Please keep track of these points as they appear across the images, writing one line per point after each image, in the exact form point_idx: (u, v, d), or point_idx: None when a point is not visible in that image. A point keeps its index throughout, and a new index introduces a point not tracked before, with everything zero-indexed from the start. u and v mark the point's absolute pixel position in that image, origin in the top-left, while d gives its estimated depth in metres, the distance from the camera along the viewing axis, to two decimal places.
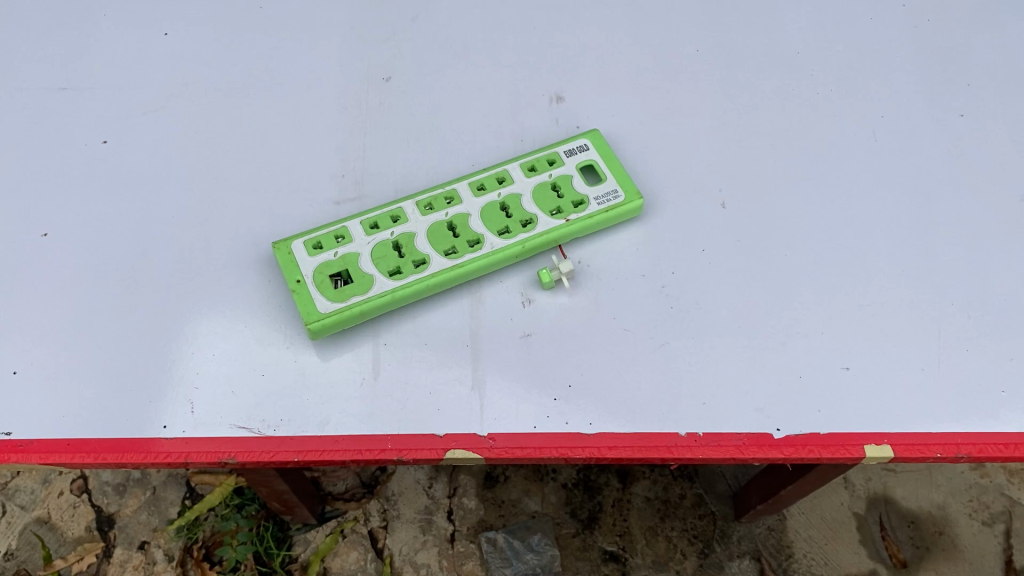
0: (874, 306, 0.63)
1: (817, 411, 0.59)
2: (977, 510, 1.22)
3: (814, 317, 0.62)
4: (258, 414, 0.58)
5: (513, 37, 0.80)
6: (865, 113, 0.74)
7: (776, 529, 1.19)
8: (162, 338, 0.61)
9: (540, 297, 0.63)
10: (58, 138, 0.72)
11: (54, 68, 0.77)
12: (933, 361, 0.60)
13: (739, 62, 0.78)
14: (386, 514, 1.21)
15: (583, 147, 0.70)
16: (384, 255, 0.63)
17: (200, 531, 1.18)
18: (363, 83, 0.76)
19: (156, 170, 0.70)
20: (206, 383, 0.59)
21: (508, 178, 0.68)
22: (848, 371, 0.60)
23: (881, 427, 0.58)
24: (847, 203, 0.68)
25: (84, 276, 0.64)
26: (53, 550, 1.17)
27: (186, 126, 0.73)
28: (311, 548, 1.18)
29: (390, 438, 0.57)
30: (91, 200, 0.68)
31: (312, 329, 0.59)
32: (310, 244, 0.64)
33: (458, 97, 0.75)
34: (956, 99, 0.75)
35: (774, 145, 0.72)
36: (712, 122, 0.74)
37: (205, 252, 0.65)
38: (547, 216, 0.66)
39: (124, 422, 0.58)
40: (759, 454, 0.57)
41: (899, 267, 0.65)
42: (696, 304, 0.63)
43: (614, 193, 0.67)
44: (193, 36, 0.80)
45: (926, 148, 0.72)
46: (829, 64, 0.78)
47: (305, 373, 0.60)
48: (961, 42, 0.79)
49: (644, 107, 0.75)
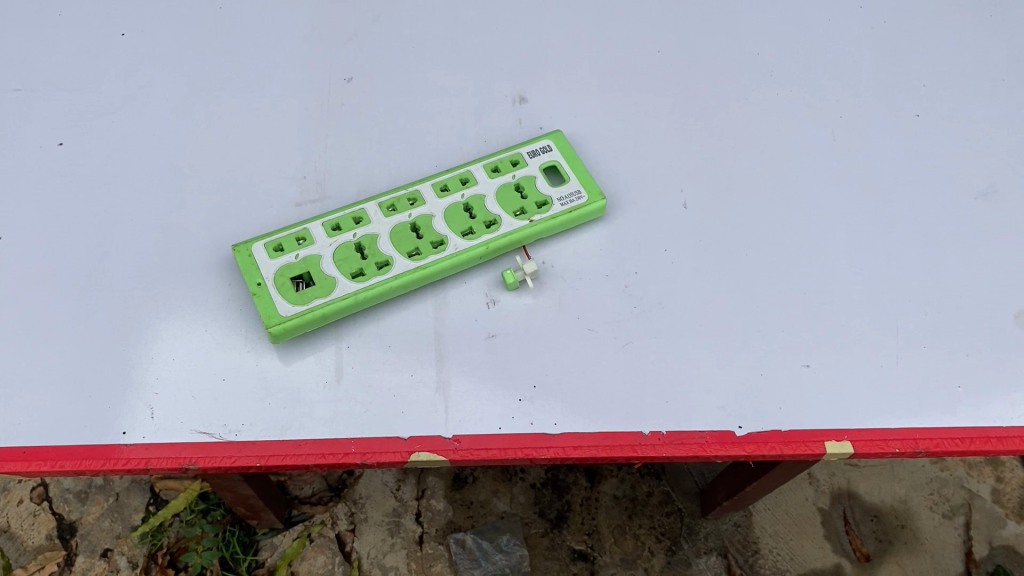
0: (834, 304, 0.64)
1: (779, 408, 0.59)
2: (938, 502, 1.24)
3: (776, 316, 0.63)
4: (220, 419, 0.58)
5: (477, 37, 0.80)
6: (825, 113, 0.75)
7: (742, 525, 1.21)
8: (122, 343, 0.60)
9: (504, 297, 0.64)
10: (13, 141, 0.71)
11: (8, 69, 0.76)
12: (892, 358, 0.61)
13: (701, 63, 0.78)
14: (353, 517, 1.20)
15: (547, 148, 0.70)
16: (347, 257, 0.63)
17: (165, 537, 1.17)
18: (325, 85, 0.75)
19: (114, 173, 0.69)
20: (166, 388, 0.59)
21: (472, 179, 0.68)
22: (809, 368, 0.61)
23: (842, 423, 0.59)
24: (808, 203, 0.69)
25: (42, 279, 0.63)
26: (13, 559, 1.16)
27: (145, 128, 0.72)
28: (278, 553, 1.17)
29: (354, 442, 0.57)
30: (48, 203, 0.67)
31: (273, 332, 0.59)
32: (272, 246, 0.63)
33: (421, 98, 0.75)
34: (913, 99, 0.76)
35: (736, 146, 0.73)
36: (676, 123, 0.74)
37: (165, 255, 0.64)
38: (511, 217, 0.66)
39: (82, 429, 0.57)
40: (722, 452, 0.58)
41: (858, 265, 0.66)
42: (660, 304, 0.63)
43: (578, 194, 0.67)
44: (152, 37, 0.79)
45: (884, 148, 0.73)
46: (789, 65, 0.78)
47: (267, 376, 0.59)
48: (916, 44, 0.80)
49: (607, 108, 0.75)
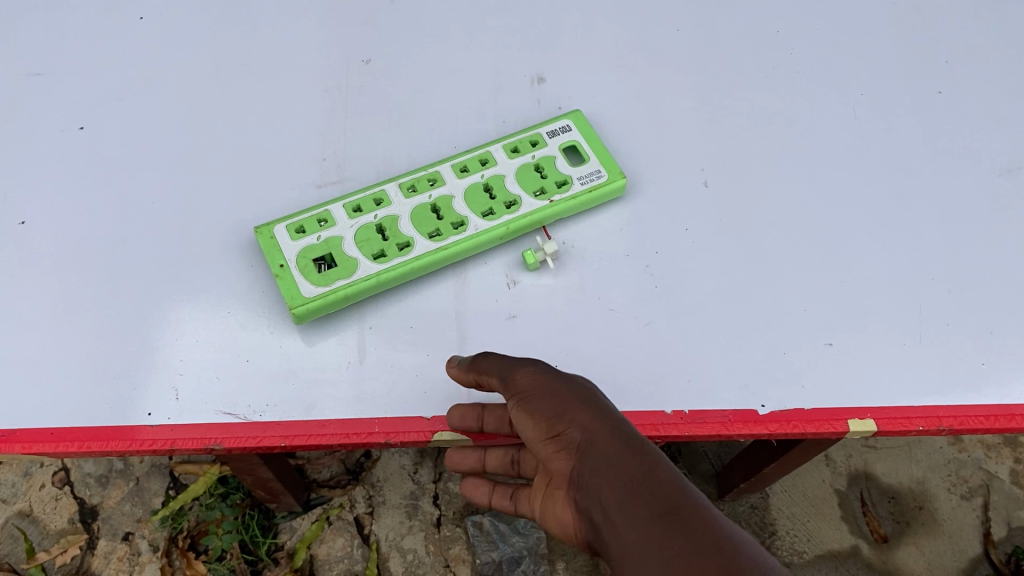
0: (855, 282, 0.64)
1: (801, 386, 0.59)
2: (955, 484, 1.24)
3: (797, 294, 0.63)
4: (244, 400, 0.58)
5: (494, 17, 0.80)
6: (845, 91, 0.74)
7: (759, 507, 1.21)
8: (146, 325, 0.61)
9: (524, 278, 0.64)
10: (34, 125, 0.71)
11: (29, 54, 0.76)
12: (914, 336, 0.61)
13: (720, 42, 0.78)
14: (371, 500, 1.21)
15: (566, 128, 0.70)
16: (368, 239, 0.63)
17: (185, 521, 1.18)
18: (342, 67, 0.75)
19: (135, 156, 0.69)
20: (191, 370, 0.59)
21: (491, 159, 0.68)
22: (831, 347, 0.61)
23: (864, 401, 0.59)
24: (829, 181, 0.69)
25: (66, 262, 0.63)
26: (36, 543, 1.17)
27: (164, 111, 0.72)
28: (297, 536, 1.18)
29: (378, 422, 0.57)
30: (70, 187, 0.67)
31: (296, 313, 0.59)
32: (293, 228, 0.63)
33: (439, 79, 0.75)
34: (935, 76, 0.75)
35: (756, 125, 0.72)
36: (695, 102, 0.74)
37: (187, 237, 0.65)
38: (531, 197, 0.66)
39: (108, 410, 0.57)
40: (744, 430, 0.58)
41: (879, 243, 0.66)
42: (681, 284, 0.63)
43: (598, 173, 0.67)
44: (169, 20, 0.79)
45: (906, 125, 0.72)
46: (809, 42, 0.78)
47: (290, 357, 0.60)
48: (937, 21, 0.80)
49: (626, 87, 0.75)
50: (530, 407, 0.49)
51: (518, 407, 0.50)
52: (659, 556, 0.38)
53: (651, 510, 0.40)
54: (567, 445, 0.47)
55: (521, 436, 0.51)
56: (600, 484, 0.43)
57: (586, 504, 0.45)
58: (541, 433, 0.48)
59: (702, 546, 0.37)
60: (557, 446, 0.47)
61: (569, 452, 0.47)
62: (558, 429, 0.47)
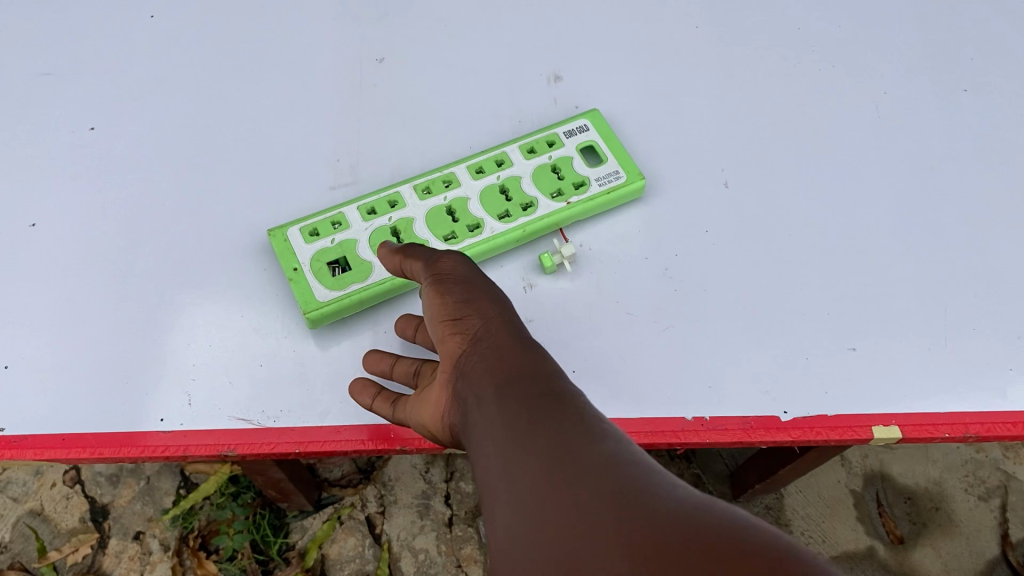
0: (879, 286, 0.62)
1: (824, 392, 0.58)
2: (973, 484, 1.23)
3: (820, 297, 0.62)
4: (258, 405, 0.57)
5: (509, 14, 0.78)
6: (869, 89, 0.73)
7: (773, 508, 1.20)
8: (159, 329, 0.60)
9: (541, 282, 0.63)
10: (45, 126, 0.70)
11: (39, 53, 0.75)
12: (940, 341, 0.60)
13: (740, 39, 0.76)
14: (383, 500, 1.21)
15: (584, 128, 0.69)
16: (382, 242, 0.62)
17: (196, 520, 1.17)
18: (355, 65, 0.74)
19: (146, 157, 0.68)
20: (204, 375, 0.58)
21: (507, 160, 0.67)
22: (854, 352, 0.60)
23: (888, 407, 0.58)
24: (852, 182, 0.67)
25: (77, 265, 0.62)
26: (47, 542, 1.17)
27: (175, 111, 0.71)
28: (308, 535, 1.17)
29: (394, 429, 0.57)
30: (80, 188, 0.66)
31: (311, 318, 0.58)
32: (306, 231, 0.63)
33: (454, 78, 0.74)
34: (960, 74, 0.74)
35: (777, 124, 0.71)
36: (715, 101, 0.72)
37: (199, 239, 0.64)
38: (548, 199, 0.64)
39: (120, 416, 0.57)
40: (767, 437, 0.57)
41: (903, 246, 0.64)
42: (701, 287, 0.62)
43: (616, 174, 0.65)
44: (179, 17, 0.78)
45: (930, 124, 0.71)
46: (831, 39, 0.76)
47: (304, 362, 0.59)
48: (962, 18, 0.78)
49: (644, 85, 0.73)
50: (443, 288, 0.47)
51: (432, 288, 0.48)
52: (527, 427, 0.36)
53: (531, 390, 0.39)
54: (463, 328, 0.45)
55: (424, 319, 0.49)
56: (484, 367, 0.42)
57: (459, 383, 0.44)
58: (442, 314, 0.46)
59: (575, 425, 0.35)
60: (450, 329, 0.46)
61: (461, 337, 0.45)
62: (458, 313, 0.46)
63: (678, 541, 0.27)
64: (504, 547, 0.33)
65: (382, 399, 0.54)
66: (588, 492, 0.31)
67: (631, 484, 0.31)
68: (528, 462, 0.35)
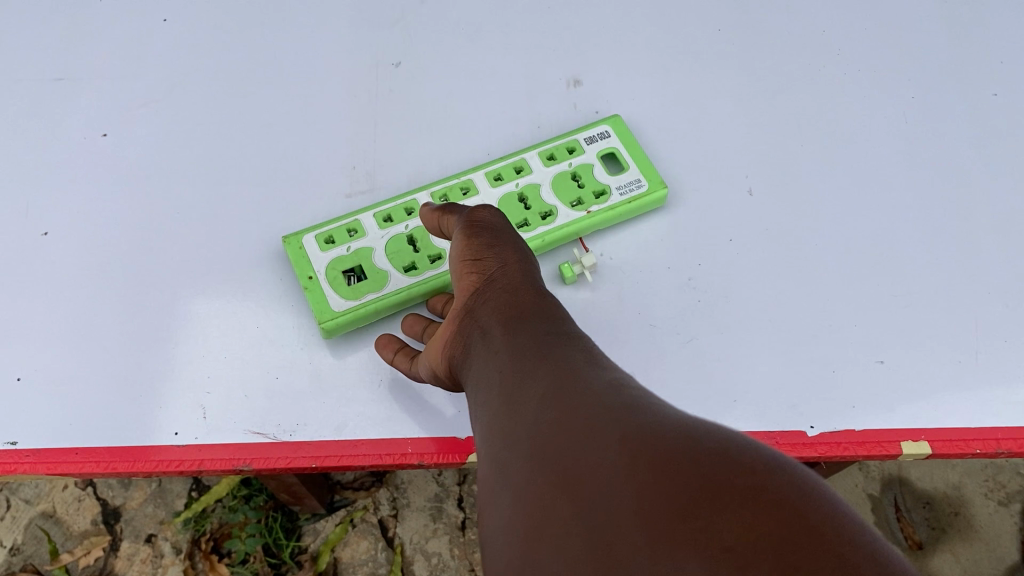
0: (908, 297, 0.61)
1: (851, 407, 0.57)
2: (993, 489, 1.21)
3: (847, 309, 0.60)
4: (274, 419, 0.56)
5: (527, 17, 0.77)
6: (895, 94, 0.71)
7: None
8: (173, 341, 0.59)
9: (561, 292, 0.61)
10: (56, 132, 0.69)
11: (50, 57, 0.74)
12: (970, 353, 0.59)
13: (763, 42, 0.75)
14: (395, 503, 1.20)
15: (605, 134, 0.67)
16: (399, 251, 0.62)
17: (208, 523, 1.17)
18: (371, 70, 0.73)
19: (159, 163, 0.67)
20: (219, 387, 0.57)
21: (526, 167, 0.65)
22: (883, 365, 0.58)
23: (917, 422, 0.56)
24: (879, 189, 0.66)
25: (89, 275, 0.61)
26: (59, 544, 1.16)
27: (189, 117, 0.70)
28: (321, 538, 1.16)
29: (411, 442, 0.56)
30: (93, 196, 0.65)
31: (325, 329, 0.58)
32: (322, 238, 0.62)
33: (471, 82, 0.72)
34: (989, 78, 0.72)
35: (802, 130, 0.69)
36: (738, 105, 0.71)
37: (213, 248, 0.63)
38: (567, 208, 0.63)
39: (134, 430, 0.56)
40: (793, 454, 0.55)
41: (932, 255, 0.63)
42: (725, 298, 0.61)
43: (638, 183, 0.64)
44: (193, 21, 0.77)
45: (959, 130, 0.69)
46: (856, 42, 0.75)
47: (321, 375, 0.58)
48: (991, 20, 0.76)
49: (665, 90, 0.72)
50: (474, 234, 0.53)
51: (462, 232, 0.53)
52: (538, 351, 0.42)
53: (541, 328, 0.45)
54: (484, 271, 0.52)
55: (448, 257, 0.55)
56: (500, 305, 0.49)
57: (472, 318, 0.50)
58: (466, 255, 0.53)
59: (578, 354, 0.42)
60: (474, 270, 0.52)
61: (482, 278, 0.51)
62: (483, 259, 0.52)
63: (662, 420, 0.33)
64: (505, 432, 0.39)
65: (404, 354, 0.56)
66: (588, 386, 0.38)
67: (626, 387, 0.37)
68: (535, 371, 0.41)
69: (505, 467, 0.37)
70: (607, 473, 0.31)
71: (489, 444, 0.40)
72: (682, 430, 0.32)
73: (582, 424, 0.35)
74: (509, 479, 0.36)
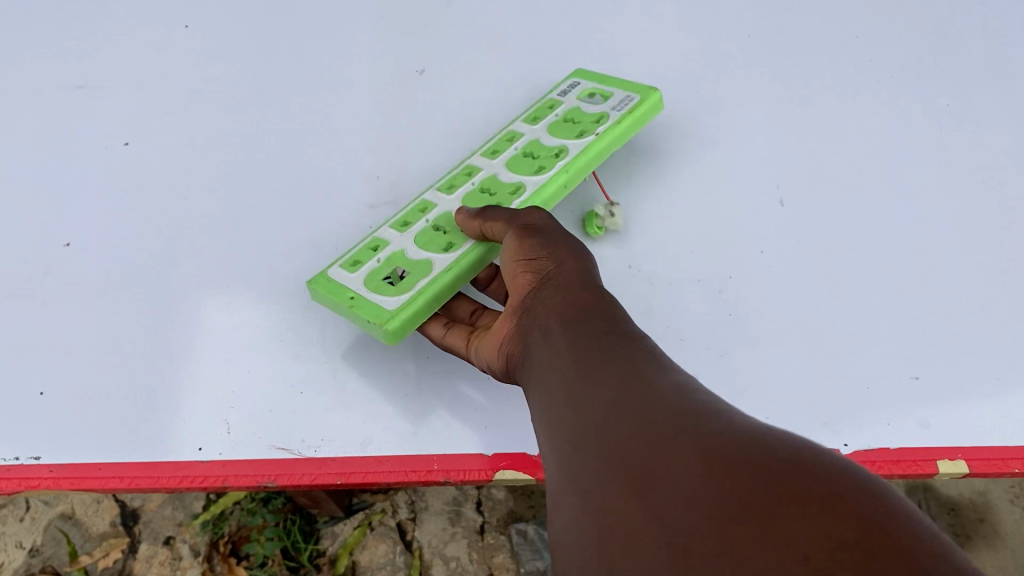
0: (944, 309, 0.59)
1: (886, 424, 0.56)
2: (1019, 495, 1.19)
3: (880, 321, 0.59)
4: (298, 433, 0.55)
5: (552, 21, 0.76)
6: (930, 102, 0.70)
7: None
8: (194, 354, 0.58)
9: None
10: (78, 142, 0.68)
11: (72, 65, 0.73)
12: (1011, 371, 0.57)
13: (795, 47, 0.73)
14: (414, 506, 1.18)
15: (576, 84, 0.67)
16: (429, 240, 0.58)
17: (226, 526, 1.15)
18: (395, 78, 0.72)
19: (181, 173, 0.66)
20: (243, 401, 0.56)
21: (517, 134, 0.64)
22: (919, 381, 0.57)
23: (952, 441, 0.55)
24: (913, 199, 0.64)
25: (111, 286, 0.61)
26: (79, 545, 1.14)
27: (212, 126, 0.69)
28: (339, 541, 1.15)
29: (437, 459, 0.55)
30: (115, 206, 0.65)
31: (389, 330, 0.53)
32: (347, 263, 0.58)
33: (496, 90, 0.71)
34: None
35: (834, 139, 0.68)
36: (769, 113, 0.69)
37: (235, 259, 0.62)
38: (574, 139, 0.60)
39: (155, 446, 0.55)
40: None
41: (968, 267, 0.61)
42: (756, 311, 0.60)
43: (629, 97, 0.62)
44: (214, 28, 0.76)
45: (995, 138, 0.67)
46: (890, 47, 0.73)
47: (345, 390, 0.57)
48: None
49: (694, 98, 0.70)
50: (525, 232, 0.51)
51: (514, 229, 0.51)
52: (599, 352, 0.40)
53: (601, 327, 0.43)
54: (538, 269, 0.50)
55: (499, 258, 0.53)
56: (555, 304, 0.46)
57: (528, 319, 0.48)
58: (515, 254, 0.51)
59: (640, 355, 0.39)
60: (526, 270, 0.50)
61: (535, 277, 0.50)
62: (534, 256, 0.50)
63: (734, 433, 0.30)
64: (569, 432, 0.37)
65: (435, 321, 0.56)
66: (656, 388, 0.36)
67: (695, 390, 0.35)
68: (596, 370, 0.39)
69: (571, 465, 0.35)
70: (684, 486, 0.29)
71: (553, 450, 0.38)
72: (758, 433, 0.30)
73: (653, 426, 0.33)
74: (576, 476, 0.35)
